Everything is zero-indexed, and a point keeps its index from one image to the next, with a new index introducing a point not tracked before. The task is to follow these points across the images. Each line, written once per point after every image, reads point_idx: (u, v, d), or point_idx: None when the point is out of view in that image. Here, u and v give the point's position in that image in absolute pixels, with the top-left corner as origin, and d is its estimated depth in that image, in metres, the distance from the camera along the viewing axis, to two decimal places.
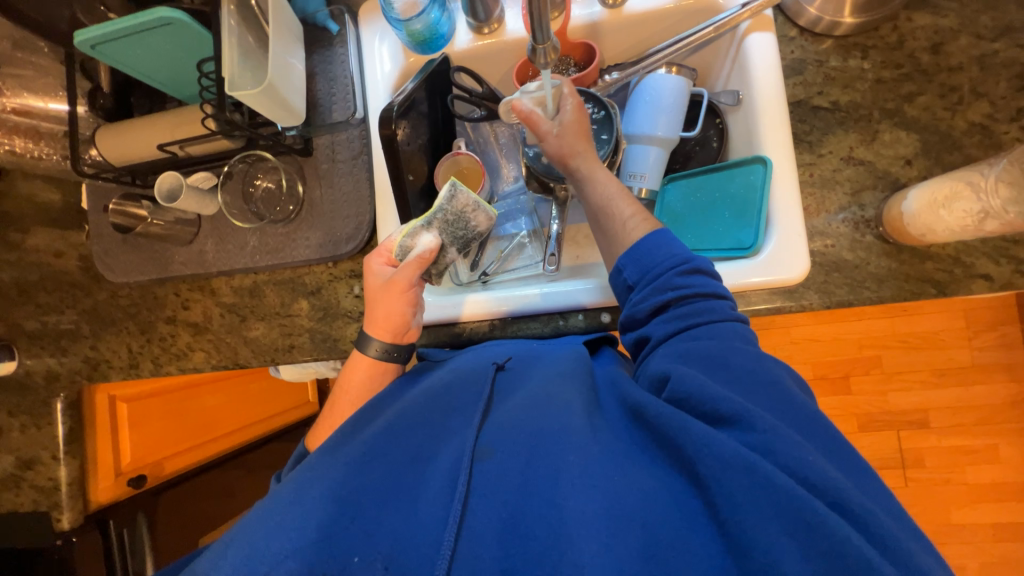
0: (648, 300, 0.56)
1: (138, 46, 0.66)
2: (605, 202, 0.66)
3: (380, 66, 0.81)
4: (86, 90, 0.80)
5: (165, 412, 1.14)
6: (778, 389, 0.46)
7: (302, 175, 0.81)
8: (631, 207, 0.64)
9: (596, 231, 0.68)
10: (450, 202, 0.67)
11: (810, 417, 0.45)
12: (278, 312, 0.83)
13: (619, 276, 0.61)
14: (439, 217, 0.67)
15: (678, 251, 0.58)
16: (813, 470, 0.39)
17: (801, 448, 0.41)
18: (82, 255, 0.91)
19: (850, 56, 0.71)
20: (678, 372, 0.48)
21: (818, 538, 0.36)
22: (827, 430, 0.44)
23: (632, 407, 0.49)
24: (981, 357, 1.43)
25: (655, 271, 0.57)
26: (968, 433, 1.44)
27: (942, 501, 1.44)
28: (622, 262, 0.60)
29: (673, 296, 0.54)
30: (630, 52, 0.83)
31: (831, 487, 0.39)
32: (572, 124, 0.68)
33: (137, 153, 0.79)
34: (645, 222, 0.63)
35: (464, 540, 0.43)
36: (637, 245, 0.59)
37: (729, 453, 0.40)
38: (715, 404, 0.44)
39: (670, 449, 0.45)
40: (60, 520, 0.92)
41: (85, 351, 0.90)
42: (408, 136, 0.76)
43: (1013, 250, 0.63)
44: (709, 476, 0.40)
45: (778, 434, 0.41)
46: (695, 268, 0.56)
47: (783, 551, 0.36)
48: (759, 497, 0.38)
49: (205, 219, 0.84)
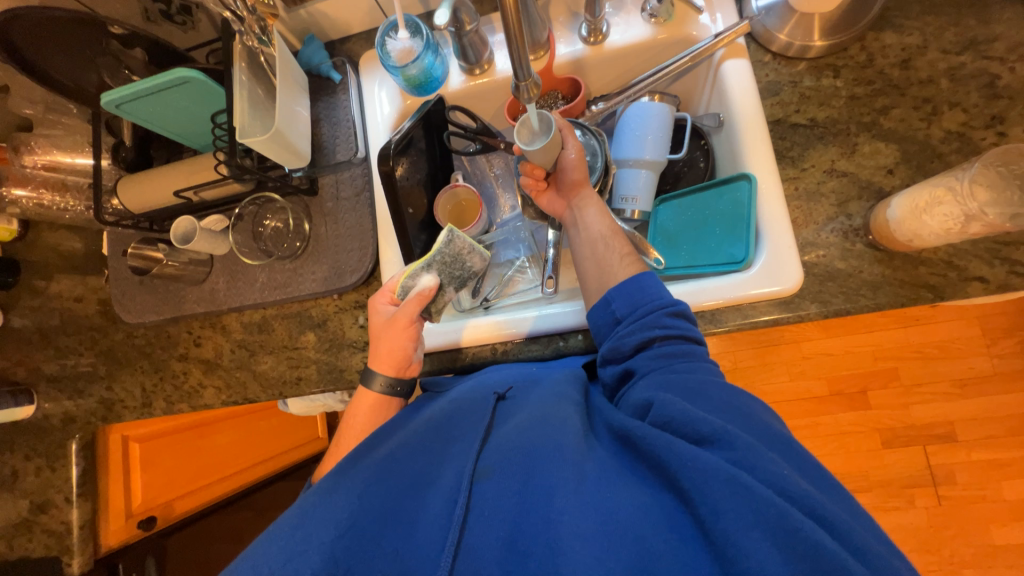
0: (633, 335, 0.57)
1: (159, 103, 0.72)
2: (607, 233, 0.70)
3: (380, 109, 0.87)
4: (110, 145, 0.87)
5: (177, 452, 1.16)
6: (755, 418, 0.47)
7: (308, 214, 0.85)
8: (626, 247, 0.69)
9: (588, 258, 0.70)
10: (448, 246, 0.69)
11: (784, 441, 0.45)
12: (286, 345, 0.85)
13: (606, 309, 0.61)
14: (437, 260, 0.69)
15: (666, 294, 0.60)
16: (790, 482, 0.39)
17: (776, 463, 0.41)
18: (101, 298, 0.95)
19: (823, 75, 0.75)
20: (660, 399, 0.48)
21: (795, 541, 0.36)
22: (800, 453, 0.45)
23: (620, 431, 0.49)
24: (1000, 365, 1.39)
25: (644, 308, 0.58)
26: (998, 445, 1.38)
27: (980, 520, 1.37)
28: (611, 296, 0.61)
29: (659, 333, 0.56)
30: (614, 83, 0.88)
31: (805, 497, 0.39)
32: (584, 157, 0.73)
33: (154, 201, 0.84)
34: (636, 262, 0.67)
35: (462, 560, 0.43)
36: (627, 283, 0.61)
37: (713, 466, 0.40)
38: (695, 425, 0.45)
39: (658, 467, 0.45)
40: (71, 565, 0.91)
41: (101, 392, 0.93)
42: (407, 172, 0.80)
43: (1006, 252, 0.64)
44: (694, 489, 0.40)
45: (755, 451, 0.42)
46: (680, 311, 0.58)
47: (767, 558, 0.36)
48: (740, 504, 0.38)
49: (217, 259, 0.88)
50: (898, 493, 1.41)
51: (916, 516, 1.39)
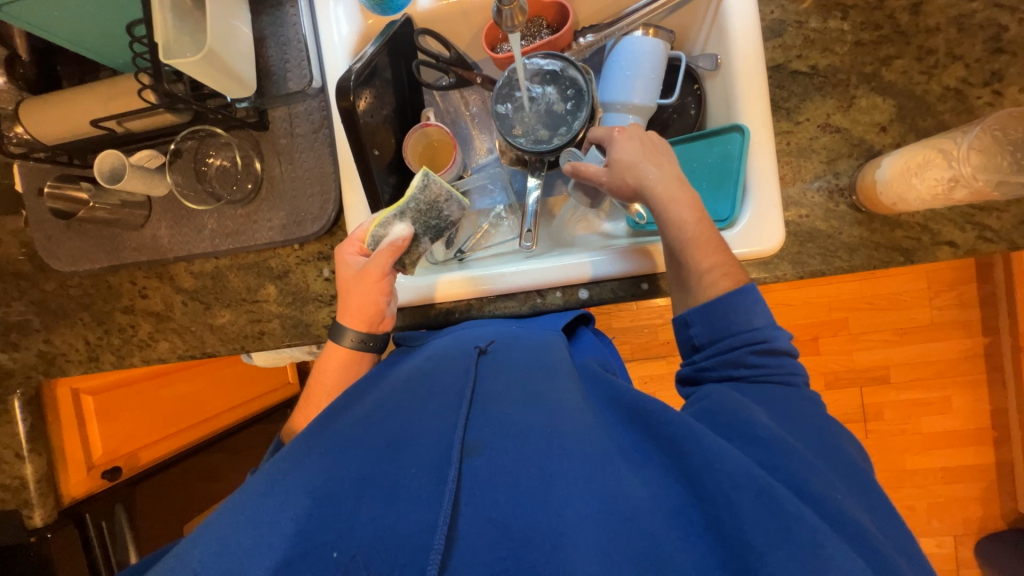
0: (714, 367, 0.54)
1: (56, 6, 0.59)
2: (689, 242, 0.59)
3: (336, 28, 0.75)
4: (2, 58, 0.71)
5: (136, 403, 1.08)
6: (821, 447, 0.45)
7: (259, 151, 0.76)
8: (714, 255, 0.58)
9: (670, 267, 0.63)
10: (422, 192, 0.64)
11: (850, 470, 0.44)
12: (244, 297, 0.79)
13: (683, 329, 0.58)
14: (410, 207, 0.64)
15: (761, 322, 0.54)
16: (838, 509, 0.39)
17: (824, 484, 0.41)
18: (23, 242, 0.84)
19: (830, 16, 0.69)
20: (724, 401, 0.48)
21: (828, 571, 0.35)
22: (869, 488, 0.44)
23: (637, 416, 0.49)
24: (940, 316, 1.49)
25: (729, 338, 0.54)
26: (925, 387, 1.53)
27: (898, 449, 1.55)
28: (691, 315, 0.57)
29: (746, 372, 0.52)
30: (606, 12, 0.78)
31: (847, 524, 0.38)
32: (641, 149, 0.63)
33: (69, 131, 0.72)
34: (728, 275, 0.57)
35: (453, 551, 0.40)
36: (714, 303, 0.55)
37: (744, 472, 0.40)
38: (754, 428, 0.45)
39: (679, 465, 0.44)
40: (32, 517, 0.89)
41: (39, 345, 0.86)
42: (372, 108, 0.71)
43: (979, 217, 0.64)
44: (717, 490, 0.40)
45: (805, 470, 0.41)
46: (775, 346, 0.52)
47: (790, 574, 0.35)
48: (771, 518, 0.37)
49: (156, 201, 0.78)
50: None
51: None
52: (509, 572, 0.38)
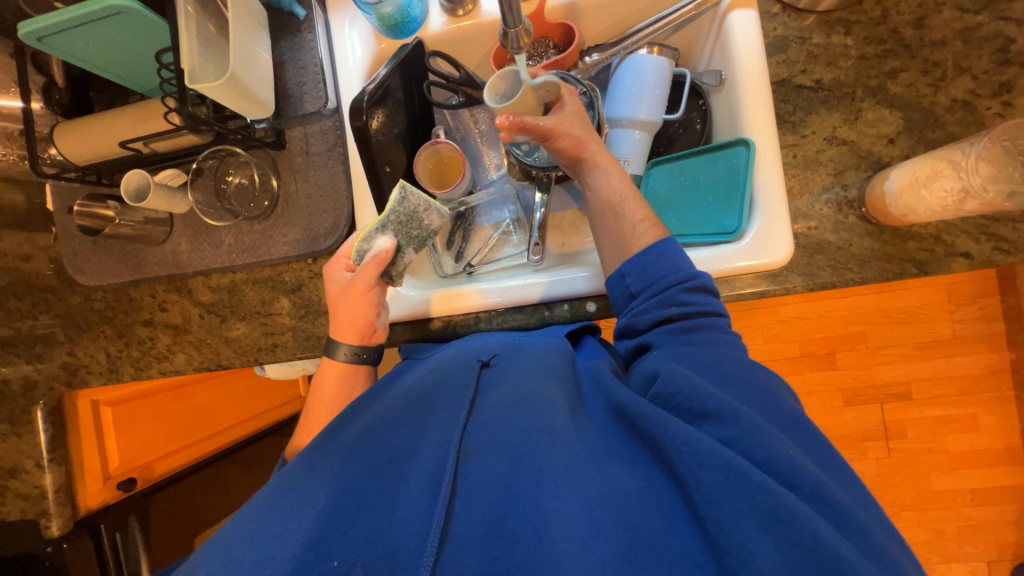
0: (649, 312, 0.56)
1: (93, 37, 0.63)
2: (616, 201, 0.63)
3: (351, 52, 0.79)
4: (39, 85, 0.76)
5: (152, 415, 1.10)
6: (768, 395, 0.47)
7: (275, 169, 0.79)
8: (641, 210, 0.62)
9: (600, 228, 0.65)
10: (402, 204, 0.65)
11: (797, 422, 0.46)
12: (258, 311, 0.81)
13: (621, 282, 0.59)
14: (392, 220, 0.65)
15: (686, 265, 0.57)
16: (796, 464, 0.40)
17: (782, 444, 0.41)
18: (52, 258, 0.88)
19: (832, 32, 0.70)
20: (668, 370, 0.48)
21: (792, 531, 0.37)
22: (812, 433, 0.45)
23: (617, 406, 0.49)
24: (962, 330, 1.45)
25: (659, 282, 0.56)
26: (950, 403, 1.48)
27: (924, 468, 1.49)
28: (626, 268, 0.59)
29: (676, 311, 0.54)
30: (611, 32, 0.80)
31: (811, 482, 0.39)
32: (572, 116, 0.65)
33: (98, 152, 0.75)
34: (655, 228, 0.61)
35: (449, 545, 0.43)
36: (644, 253, 0.58)
37: (708, 451, 0.40)
38: (701, 400, 0.45)
39: (653, 446, 0.45)
40: (49, 527, 0.90)
41: (62, 357, 0.89)
42: (384, 126, 0.74)
43: (994, 228, 0.63)
44: (687, 473, 0.41)
45: (760, 431, 0.42)
46: (699, 284, 0.55)
47: (758, 548, 0.37)
48: (733, 490, 0.39)
49: (177, 218, 0.81)
50: (853, 445, 1.51)
51: (866, 466, 1.51)
52: (500, 571, 0.41)
